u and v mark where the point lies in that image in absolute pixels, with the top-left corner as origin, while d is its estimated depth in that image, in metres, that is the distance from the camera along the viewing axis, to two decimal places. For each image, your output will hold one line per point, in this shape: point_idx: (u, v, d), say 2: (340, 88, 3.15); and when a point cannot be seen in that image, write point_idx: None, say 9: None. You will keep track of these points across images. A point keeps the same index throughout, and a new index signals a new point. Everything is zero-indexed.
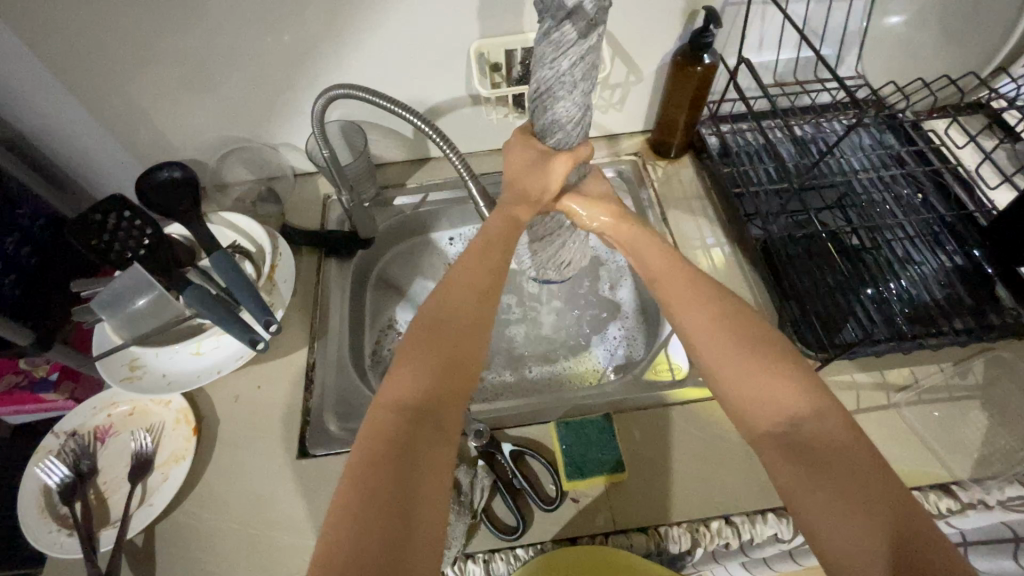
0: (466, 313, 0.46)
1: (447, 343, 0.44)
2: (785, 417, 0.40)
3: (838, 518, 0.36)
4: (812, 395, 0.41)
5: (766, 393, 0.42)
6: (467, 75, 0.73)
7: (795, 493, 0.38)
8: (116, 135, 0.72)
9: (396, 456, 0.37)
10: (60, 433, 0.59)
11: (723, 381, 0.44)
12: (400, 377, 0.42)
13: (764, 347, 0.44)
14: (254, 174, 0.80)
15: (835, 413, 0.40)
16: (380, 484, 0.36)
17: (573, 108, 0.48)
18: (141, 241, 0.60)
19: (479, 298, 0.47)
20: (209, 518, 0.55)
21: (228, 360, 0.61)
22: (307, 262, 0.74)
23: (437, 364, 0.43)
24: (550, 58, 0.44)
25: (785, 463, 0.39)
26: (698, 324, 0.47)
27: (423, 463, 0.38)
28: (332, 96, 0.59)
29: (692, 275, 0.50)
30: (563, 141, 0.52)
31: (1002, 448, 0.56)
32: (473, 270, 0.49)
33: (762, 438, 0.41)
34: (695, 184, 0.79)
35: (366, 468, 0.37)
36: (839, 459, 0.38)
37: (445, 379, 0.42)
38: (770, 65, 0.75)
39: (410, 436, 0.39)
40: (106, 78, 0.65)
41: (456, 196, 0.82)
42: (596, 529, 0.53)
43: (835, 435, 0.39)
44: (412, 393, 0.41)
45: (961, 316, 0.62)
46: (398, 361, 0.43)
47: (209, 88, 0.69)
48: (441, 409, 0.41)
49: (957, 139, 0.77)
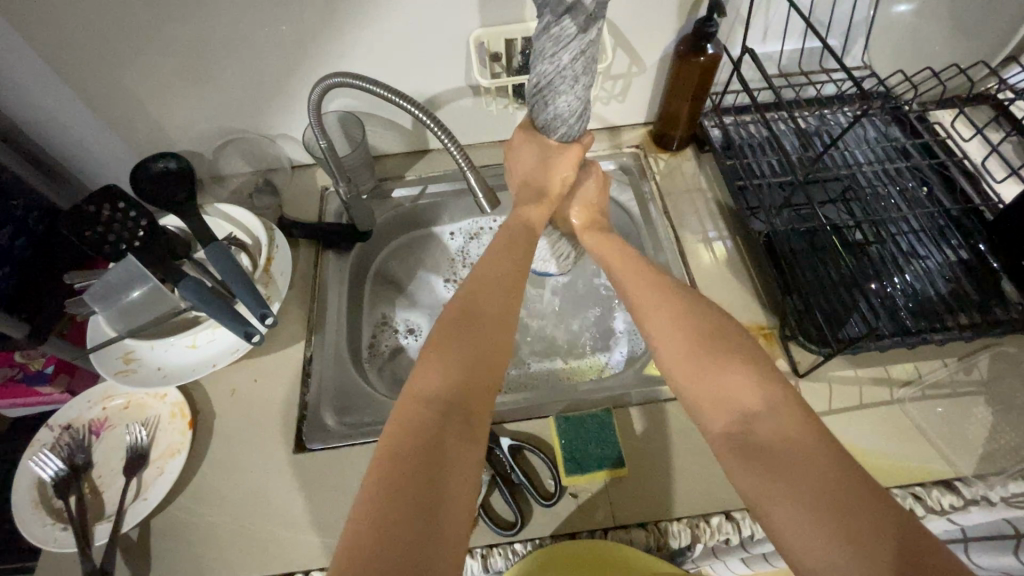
0: (493, 308, 0.46)
1: (476, 335, 0.44)
2: (739, 412, 0.41)
3: (797, 519, 0.35)
4: (766, 388, 0.41)
5: (722, 390, 0.42)
6: (466, 66, 0.72)
7: (756, 497, 0.37)
8: (110, 126, 0.71)
9: (426, 447, 0.36)
10: (54, 426, 0.58)
11: (681, 380, 0.44)
12: (430, 366, 0.42)
13: (719, 345, 0.44)
14: (252, 166, 0.79)
15: (790, 406, 0.40)
16: (410, 468, 0.35)
17: (575, 102, 0.48)
18: (136, 233, 0.58)
19: (506, 295, 0.48)
20: (205, 513, 0.55)
21: (224, 352, 0.60)
22: (305, 255, 0.73)
23: (467, 354, 0.43)
24: (549, 53, 0.43)
25: (742, 462, 0.38)
26: (660, 323, 0.47)
27: (455, 449, 0.37)
28: (328, 86, 0.57)
29: (660, 280, 0.51)
30: (567, 133, 0.52)
31: (1007, 445, 0.56)
32: (497, 270, 0.50)
33: (720, 438, 0.41)
34: (697, 177, 0.78)
35: (396, 451, 0.36)
36: (793, 454, 0.37)
37: (476, 368, 0.42)
38: (774, 56, 0.74)
39: (441, 422, 0.38)
40: (100, 68, 0.64)
41: (456, 188, 0.80)
42: (595, 525, 0.53)
43: (789, 429, 0.38)
44: (444, 380, 0.41)
45: (967, 311, 0.61)
46: (427, 351, 0.43)
47: (204, 78, 0.68)
48: (472, 398, 0.41)
49: (963, 131, 0.76)
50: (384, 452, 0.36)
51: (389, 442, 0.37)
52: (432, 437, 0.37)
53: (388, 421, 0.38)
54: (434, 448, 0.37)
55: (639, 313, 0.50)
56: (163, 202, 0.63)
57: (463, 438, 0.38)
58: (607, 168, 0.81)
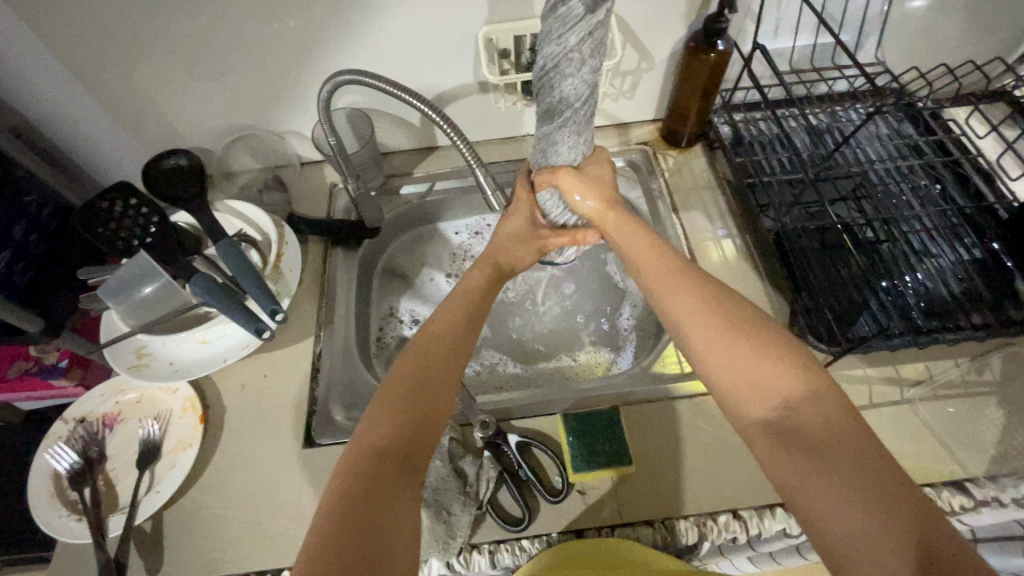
0: (444, 352, 0.48)
1: (424, 380, 0.46)
2: (780, 400, 0.41)
3: (835, 508, 0.36)
4: (808, 375, 0.41)
5: (763, 380, 0.42)
6: (475, 62, 0.72)
7: (793, 487, 0.38)
8: (122, 123, 0.72)
9: (370, 489, 0.39)
10: (69, 420, 0.59)
11: (711, 369, 0.44)
12: (377, 416, 0.44)
13: (756, 334, 0.44)
14: (261, 163, 0.80)
15: (834, 397, 0.40)
16: (350, 521, 0.37)
17: (581, 87, 0.45)
18: (148, 229, 0.59)
19: (456, 338, 0.49)
20: (217, 506, 0.55)
21: (234, 348, 0.61)
22: (313, 251, 0.73)
23: (417, 401, 0.44)
24: (557, 33, 0.42)
25: (779, 451, 0.39)
26: (687, 310, 0.47)
27: (394, 500, 0.39)
28: (338, 83, 0.57)
29: (684, 265, 0.51)
30: (570, 122, 0.49)
31: (1019, 446, 0.55)
32: (451, 313, 0.52)
33: (757, 424, 0.41)
34: (706, 174, 0.78)
35: (338, 506, 0.38)
36: (832, 444, 0.37)
37: (419, 416, 0.44)
38: (786, 52, 0.73)
39: (382, 474, 0.40)
40: (113, 65, 0.65)
41: (463, 185, 0.81)
42: (602, 522, 0.53)
43: (831, 416, 0.39)
44: (387, 430, 0.43)
45: (979, 310, 0.60)
46: (377, 399, 0.45)
47: (215, 74, 0.69)
48: (414, 451, 0.42)
49: (978, 128, 0.75)
50: (329, 506, 0.39)
51: (332, 498, 0.39)
52: (370, 490, 0.39)
53: (334, 475, 0.41)
54: (372, 501, 0.39)
55: (664, 298, 0.49)
56: (176, 198, 0.63)
57: (402, 489, 0.40)
58: (615, 164, 0.81)
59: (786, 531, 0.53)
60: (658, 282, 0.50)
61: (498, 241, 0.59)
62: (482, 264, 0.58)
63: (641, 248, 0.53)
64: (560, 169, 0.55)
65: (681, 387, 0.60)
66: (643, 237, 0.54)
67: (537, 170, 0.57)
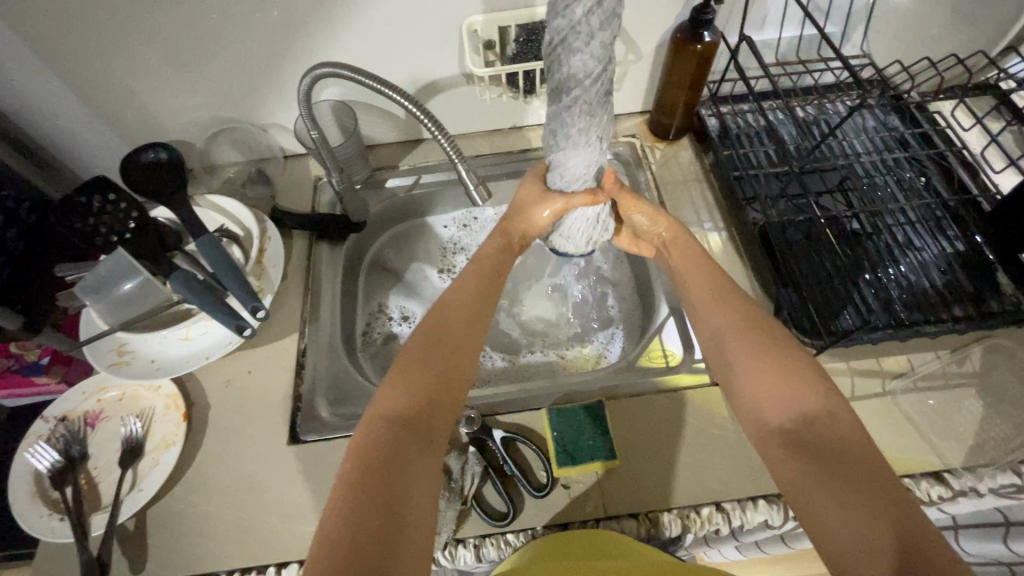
0: (462, 330, 0.48)
1: (441, 359, 0.46)
2: (799, 412, 0.40)
3: (837, 509, 0.36)
4: (830, 392, 0.41)
5: (782, 391, 0.42)
6: (460, 53, 0.71)
7: (799, 488, 0.38)
8: (101, 116, 0.71)
9: (379, 464, 0.38)
10: (49, 418, 0.58)
11: (737, 379, 0.45)
12: (394, 389, 0.43)
13: (788, 348, 0.44)
14: (244, 156, 0.78)
15: (851, 420, 0.40)
16: (370, 491, 0.37)
17: (591, 63, 0.39)
18: (127, 224, 0.60)
19: (470, 317, 0.50)
20: (201, 504, 0.55)
21: (216, 346, 0.61)
22: (298, 246, 0.73)
23: (423, 382, 0.44)
24: (562, 4, 0.37)
25: (792, 458, 0.39)
26: (723, 326, 0.48)
27: (413, 473, 0.39)
28: (318, 75, 0.56)
29: (722, 279, 0.52)
30: (584, 105, 0.42)
31: (996, 437, 0.56)
32: (463, 292, 0.51)
33: (773, 432, 0.41)
34: (694, 167, 0.77)
35: (355, 473, 0.38)
36: (847, 451, 0.38)
37: (438, 388, 0.44)
38: (772, 44, 0.73)
39: (401, 445, 0.40)
40: (89, 57, 0.64)
41: (447, 178, 0.80)
42: (587, 516, 0.53)
43: (846, 432, 0.39)
44: (405, 404, 0.42)
45: (961, 303, 0.61)
46: (392, 376, 0.45)
47: (195, 66, 0.67)
48: (427, 426, 0.42)
49: (963, 121, 0.75)
50: (349, 470, 0.38)
51: (348, 468, 0.39)
52: (390, 455, 0.39)
53: (350, 447, 0.40)
54: (391, 467, 0.38)
55: (700, 311, 0.51)
56: (155, 192, 0.62)
57: (423, 458, 0.40)
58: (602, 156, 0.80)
59: (768, 523, 0.53)
60: (698, 294, 0.52)
61: (511, 212, 0.57)
62: (494, 235, 0.58)
63: (688, 266, 0.55)
64: (569, 159, 0.48)
65: (672, 380, 0.61)
66: (698, 257, 0.55)
67: (550, 158, 0.50)
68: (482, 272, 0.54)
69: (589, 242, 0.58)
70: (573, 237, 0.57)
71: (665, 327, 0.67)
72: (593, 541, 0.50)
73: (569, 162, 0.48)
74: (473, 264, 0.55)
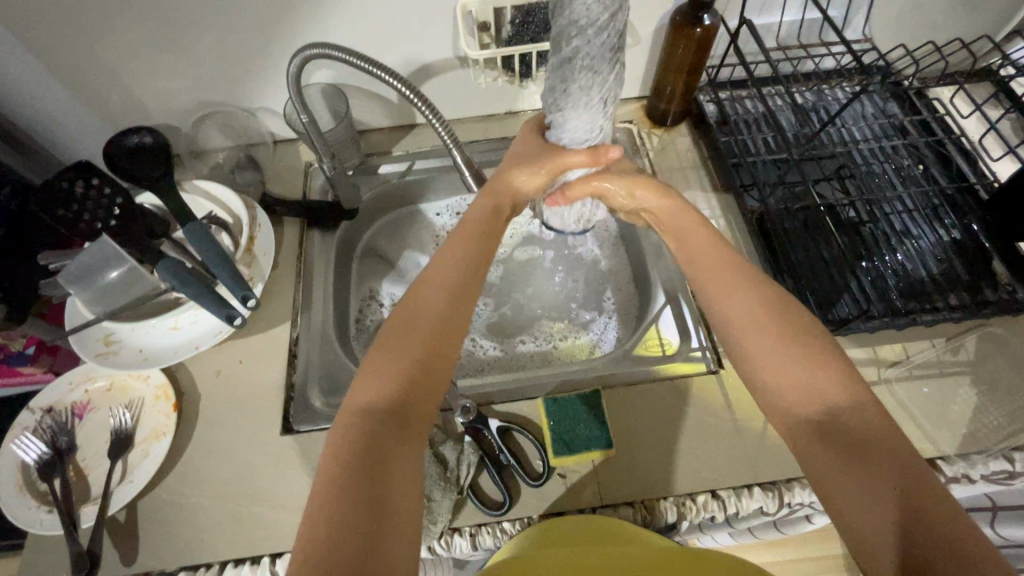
0: (446, 314, 0.46)
1: (419, 344, 0.44)
2: (824, 405, 0.40)
3: (864, 503, 0.36)
4: (855, 386, 0.40)
5: (805, 381, 0.41)
6: (454, 35, 0.69)
7: (826, 481, 0.38)
8: (83, 99, 0.68)
9: (362, 457, 0.37)
10: (35, 409, 0.57)
11: (759, 373, 0.44)
12: (374, 379, 0.42)
13: (811, 337, 0.43)
14: (233, 141, 0.75)
15: (875, 407, 0.39)
16: (352, 485, 0.36)
17: (596, 8, 0.36)
18: (112, 212, 0.58)
19: (453, 299, 0.47)
20: (193, 495, 0.54)
21: (206, 335, 0.60)
22: (288, 233, 0.71)
23: (403, 370, 0.42)
24: None
25: (818, 449, 0.39)
26: (742, 312, 0.46)
27: (393, 464, 0.38)
28: (307, 57, 0.54)
29: (742, 263, 0.50)
30: (584, 57, 0.40)
31: (991, 424, 0.56)
32: (447, 271, 0.49)
33: (799, 424, 0.40)
34: (691, 153, 0.76)
35: (336, 467, 0.37)
36: (874, 444, 0.37)
37: (418, 377, 0.43)
38: (772, 28, 0.72)
39: (380, 437, 0.39)
40: (70, 37, 0.61)
41: (441, 165, 0.78)
42: (583, 504, 0.53)
43: (872, 424, 0.38)
44: (380, 396, 0.41)
45: (957, 292, 0.61)
46: (371, 363, 0.43)
47: (181, 48, 0.65)
48: (407, 417, 0.41)
49: (962, 108, 0.75)
50: (330, 464, 0.37)
51: (328, 463, 0.38)
52: (371, 449, 0.38)
53: (327, 444, 0.39)
54: (372, 460, 0.38)
55: (713, 297, 0.49)
56: (141, 177, 0.60)
57: (403, 449, 0.39)
58: None
59: (763, 510, 0.53)
60: (708, 276, 0.50)
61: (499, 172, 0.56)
62: (484, 199, 0.55)
63: (701, 244, 0.53)
64: (568, 113, 0.46)
65: (668, 369, 0.60)
66: (710, 237, 0.53)
67: (547, 110, 0.48)
68: (467, 247, 0.51)
69: (578, 221, 0.62)
70: (562, 215, 0.61)
71: (662, 315, 0.67)
72: (604, 532, 0.49)
73: (568, 117, 0.46)
74: (458, 237, 0.52)
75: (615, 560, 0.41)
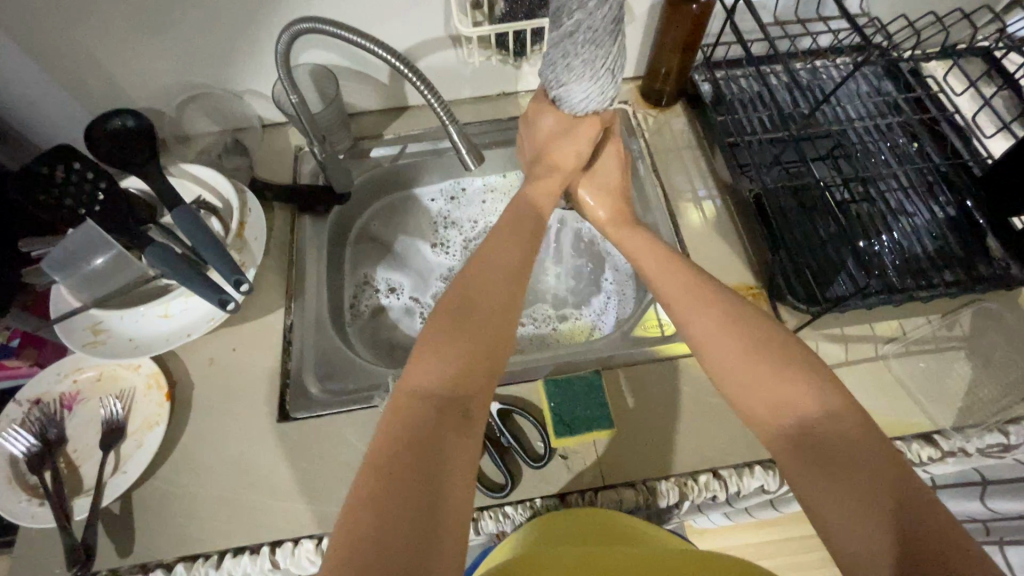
0: (503, 296, 0.44)
1: (478, 325, 0.42)
2: (794, 420, 0.39)
3: (849, 518, 0.34)
4: (825, 392, 0.39)
5: (776, 395, 0.40)
6: (445, 12, 0.67)
7: (815, 500, 0.36)
8: (63, 81, 0.66)
9: (419, 445, 0.35)
10: (22, 401, 0.56)
11: (729, 392, 0.42)
12: (430, 356, 0.40)
13: (775, 349, 0.42)
14: (220, 126, 0.73)
15: (850, 415, 0.38)
16: (403, 475, 0.34)
17: None
18: (94, 198, 0.54)
19: (509, 282, 0.45)
20: (189, 484, 0.54)
21: (199, 322, 0.58)
22: (280, 219, 0.70)
23: (460, 351, 0.40)
24: None
25: (800, 465, 0.37)
26: (709, 330, 0.44)
27: (445, 451, 0.36)
28: (296, 32, 0.52)
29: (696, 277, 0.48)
30: (587, 29, 0.39)
31: (985, 398, 0.57)
32: (502, 254, 0.47)
33: (774, 438, 0.39)
34: (686, 133, 0.76)
35: (388, 454, 0.35)
36: (848, 453, 0.36)
37: (473, 359, 0.40)
38: (768, 5, 0.71)
39: (436, 423, 0.37)
40: (44, 14, 0.59)
41: (433, 148, 0.77)
42: (584, 485, 0.53)
43: (847, 431, 0.37)
44: (435, 378, 0.39)
45: (951, 268, 0.61)
46: (424, 345, 0.41)
47: (163, 26, 0.63)
48: (461, 401, 0.38)
49: (955, 86, 0.75)
50: (378, 452, 0.35)
51: (378, 449, 0.35)
52: (424, 436, 0.36)
53: (384, 425, 0.37)
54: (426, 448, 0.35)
55: (675, 311, 0.47)
56: (126, 161, 0.58)
57: (461, 437, 0.37)
58: None
59: (763, 487, 0.53)
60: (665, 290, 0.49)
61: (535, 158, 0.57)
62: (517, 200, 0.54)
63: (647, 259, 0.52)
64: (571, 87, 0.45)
65: (669, 349, 0.60)
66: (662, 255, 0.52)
67: (551, 85, 0.47)
68: (518, 234, 0.50)
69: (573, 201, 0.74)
70: None
71: None
72: (601, 521, 0.49)
73: (572, 89, 0.45)
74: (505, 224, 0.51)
75: (624, 559, 0.40)
